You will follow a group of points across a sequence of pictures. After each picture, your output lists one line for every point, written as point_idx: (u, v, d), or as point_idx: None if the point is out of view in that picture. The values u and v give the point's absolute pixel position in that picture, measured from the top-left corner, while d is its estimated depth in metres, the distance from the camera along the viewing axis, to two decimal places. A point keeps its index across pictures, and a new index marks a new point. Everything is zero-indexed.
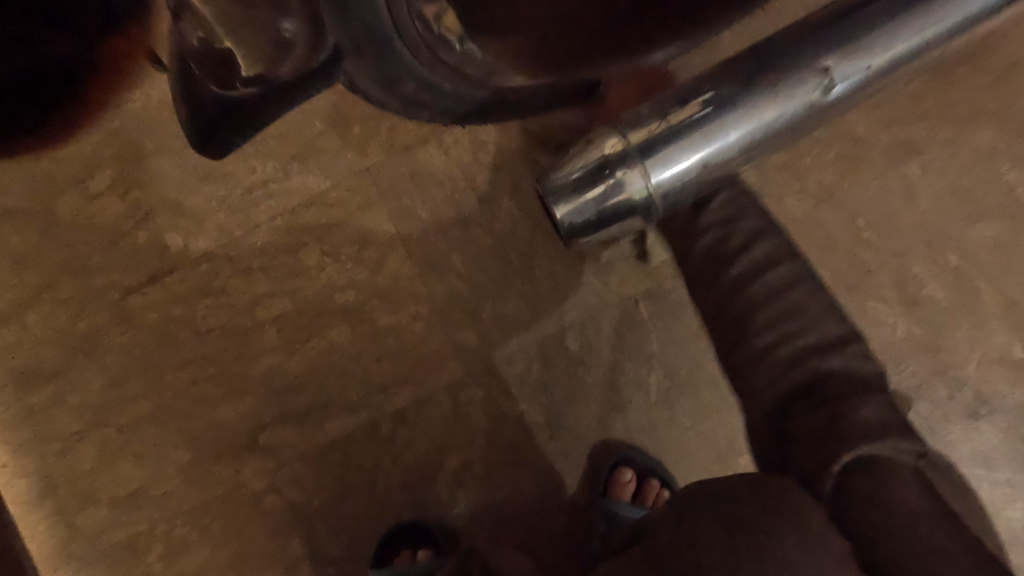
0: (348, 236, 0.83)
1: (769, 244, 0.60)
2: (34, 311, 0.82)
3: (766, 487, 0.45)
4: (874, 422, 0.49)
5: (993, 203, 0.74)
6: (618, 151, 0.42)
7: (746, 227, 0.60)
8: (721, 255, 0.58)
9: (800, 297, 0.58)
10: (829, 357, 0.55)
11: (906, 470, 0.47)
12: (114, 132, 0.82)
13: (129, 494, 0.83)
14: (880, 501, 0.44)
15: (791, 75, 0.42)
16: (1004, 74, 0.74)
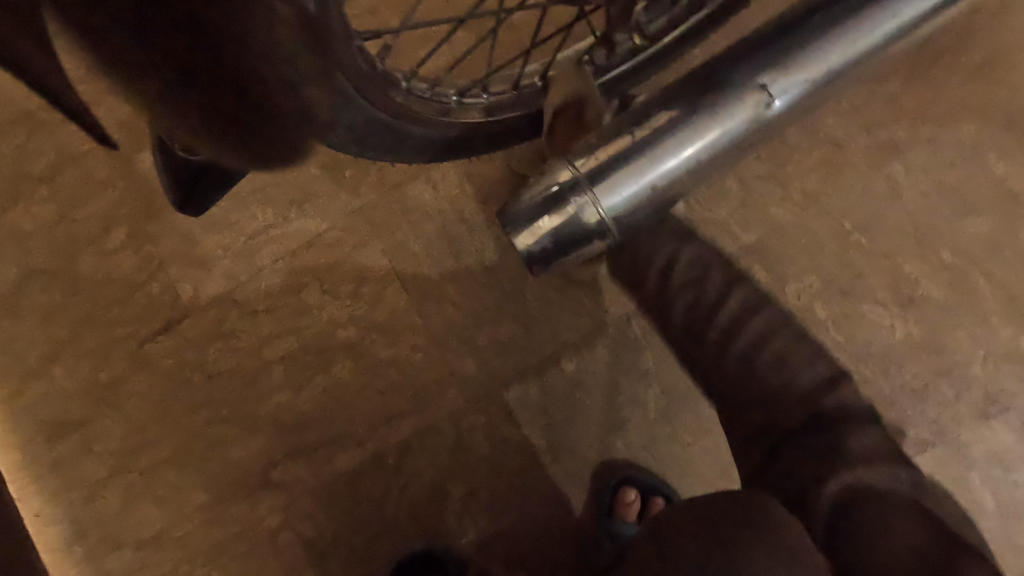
0: (346, 275, 0.86)
1: (744, 290, 0.65)
2: (59, 365, 0.87)
3: (748, 500, 0.50)
4: (867, 451, 0.53)
5: (983, 198, 0.73)
6: (570, 179, 0.44)
7: (726, 278, 0.66)
8: (702, 314, 0.64)
9: (769, 334, 0.63)
10: (825, 394, 0.58)
11: (907, 500, 0.49)
12: (128, 191, 0.88)
13: (153, 535, 0.86)
14: (870, 525, 0.47)
15: (732, 93, 0.43)
16: (982, 68, 0.74)
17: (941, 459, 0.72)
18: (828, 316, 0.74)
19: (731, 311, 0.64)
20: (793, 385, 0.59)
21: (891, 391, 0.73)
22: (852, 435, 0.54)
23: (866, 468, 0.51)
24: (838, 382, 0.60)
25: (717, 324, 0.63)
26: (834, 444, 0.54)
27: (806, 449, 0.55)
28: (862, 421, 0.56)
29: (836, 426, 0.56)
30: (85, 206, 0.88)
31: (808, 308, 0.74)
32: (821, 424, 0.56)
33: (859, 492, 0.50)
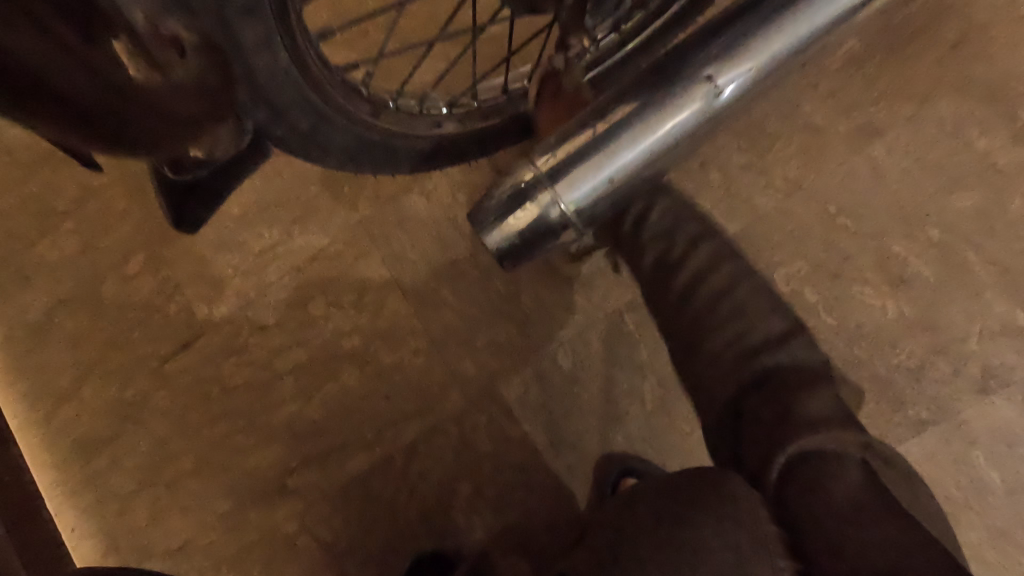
0: (348, 286, 0.90)
1: (726, 270, 0.70)
2: (89, 386, 0.92)
3: (705, 478, 0.52)
4: (817, 415, 0.56)
5: (964, 173, 0.76)
6: (532, 178, 0.46)
7: (690, 234, 0.71)
8: (673, 262, 0.69)
9: (727, 282, 0.68)
10: (779, 346, 0.64)
11: (853, 463, 0.52)
12: (142, 218, 0.93)
13: (180, 544, 0.90)
14: (813, 488, 0.51)
15: (680, 87, 0.45)
16: (956, 45, 0.76)
17: (943, 438, 0.74)
18: (818, 300, 0.76)
19: (698, 265, 0.69)
20: (759, 330, 0.65)
21: (887, 370, 0.75)
22: (804, 400, 0.57)
23: (815, 432, 0.54)
24: (795, 335, 0.66)
25: (679, 283, 0.68)
26: (785, 403, 0.58)
27: (764, 410, 0.58)
28: (811, 380, 0.60)
29: (788, 389, 0.59)
30: (105, 235, 0.93)
31: (798, 293, 0.77)
32: (769, 384, 0.60)
33: (808, 460, 0.53)
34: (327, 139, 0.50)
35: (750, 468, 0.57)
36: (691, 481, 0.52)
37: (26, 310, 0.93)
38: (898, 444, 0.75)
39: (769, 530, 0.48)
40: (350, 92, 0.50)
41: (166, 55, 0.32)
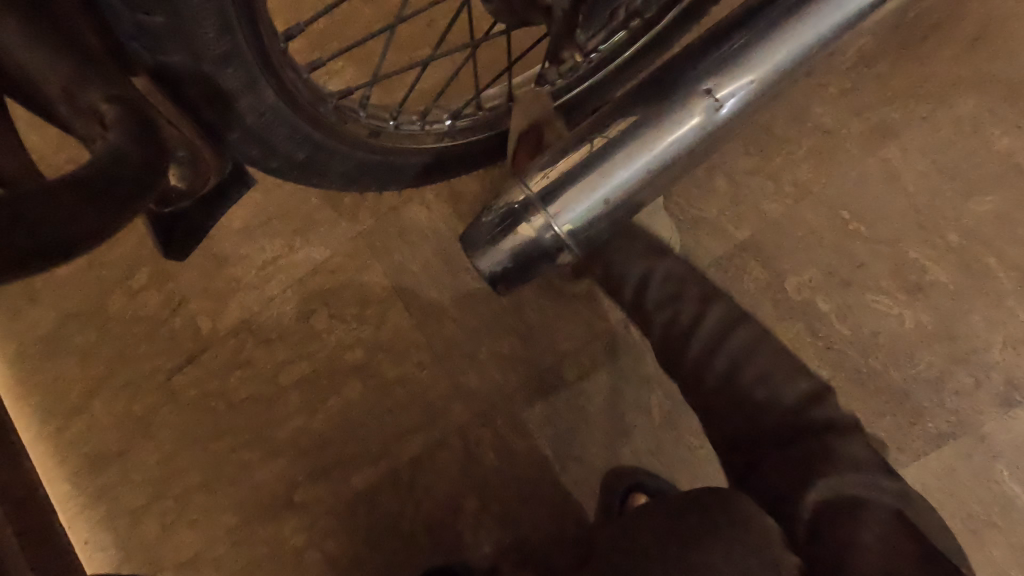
0: (351, 298, 0.89)
1: (723, 308, 0.58)
2: (100, 401, 0.90)
3: (718, 496, 0.52)
4: (851, 458, 0.53)
5: (977, 176, 0.77)
6: (523, 200, 0.45)
7: (700, 290, 0.59)
8: (681, 328, 0.57)
9: (748, 342, 0.57)
10: (813, 408, 0.55)
11: (888, 510, 0.51)
12: (133, 228, 0.89)
13: (190, 558, 0.88)
14: (840, 539, 0.49)
15: (677, 101, 0.43)
16: (971, 48, 0.78)
17: (963, 450, 0.76)
18: (831, 308, 0.78)
19: (711, 329, 0.57)
20: (778, 403, 0.55)
21: (905, 381, 0.77)
22: (845, 444, 0.54)
23: (849, 475, 0.52)
24: (822, 397, 0.56)
25: (694, 348, 0.57)
26: (818, 447, 0.53)
27: (788, 450, 0.54)
28: (846, 429, 0.55)
29: (823, 435, 0.54)
30: (107, 247, 0.90)
31: (809, 301, 0.79)
32: (811, 438, 0.54)
33: (841, 505, 0.50)
34: (309, 159, 0.48)
35: (766, 500, 0.55)
36: (705, 503, 0.53)
37: (35, 324, 0.90)
38: (917, 460, 0.77)
39: (783, 557, 0.47)
40: (342, 115, 0.49)
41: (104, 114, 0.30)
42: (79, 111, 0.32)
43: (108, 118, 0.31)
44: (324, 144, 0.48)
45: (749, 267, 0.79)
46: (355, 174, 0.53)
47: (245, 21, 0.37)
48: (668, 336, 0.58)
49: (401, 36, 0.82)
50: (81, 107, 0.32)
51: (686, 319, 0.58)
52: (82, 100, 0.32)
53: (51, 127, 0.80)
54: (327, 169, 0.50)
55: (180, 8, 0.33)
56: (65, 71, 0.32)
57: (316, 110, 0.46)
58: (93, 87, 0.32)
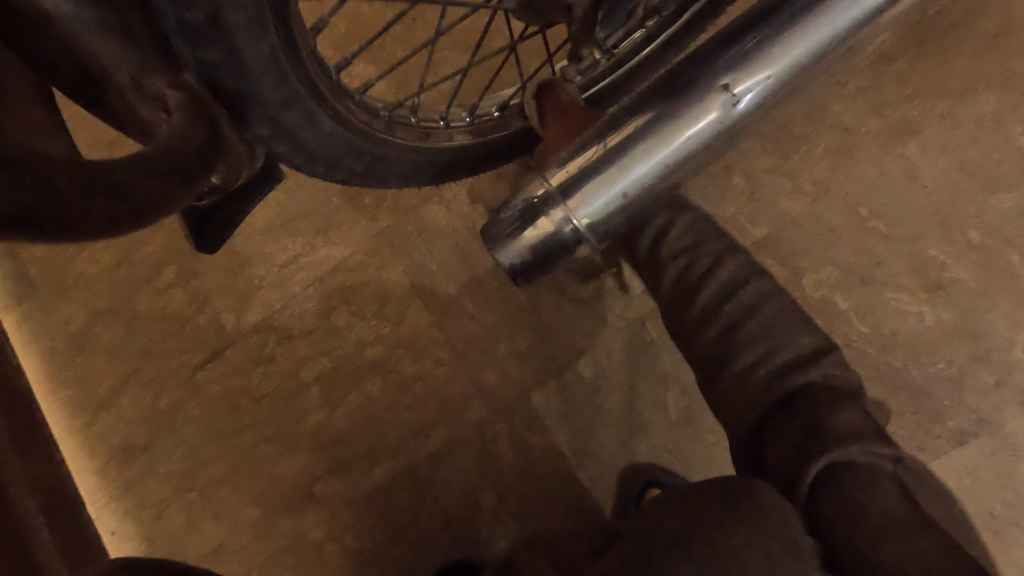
0: (371, 295, 0.90)
1: (736, 263, 0.69)
2: (126, 395, 0.92)
3: (744, 490, 0.51)
4: (849, 430, 0.56)
5: (997, 173, 0.77)
6: (543, 194, 0.46)
7: (713, 250, 0.69)
8: (689, 284, 0.67)
9: (745, 305, 0.66)
10: (797, 372, 0.62)
11: (886, 477, 0.53)
12: (160, 227, 0.91)
13: (212, 551, 0.89)
14: (847, 500, 0.51)
15: (695, 97, 0.44)
16: (990, 44, 0.79)
17: (985, 449, 0.76)
18: (849, 307, 0.78)
19: (720, 282, 0.67)
20: (777, 368, 0.63)
21: (925, 379, 0.77)
22: (834, 412, 0.57)
23: (847, 443, 0.54)
24: (826, 353, 0.64)
25: (698, 303, 0.67)
26: (812, 416, 0.57)
27: (791, 425, 0.58)
28: (844, 395, 0.59)
29: (814, 405, 0.58)
30: (134, 246, 0.92)
31: (828, 299, 0.79)
32: (796, 404, 0.60)
33: (838, 469, 0.53)
34: (343, 160, 0.50)
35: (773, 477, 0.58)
36: (727, 492, 0.52)
37: (66, 321, 0.92)
38: (938, 458, 0.76)
39: (802, 539, 0.50)
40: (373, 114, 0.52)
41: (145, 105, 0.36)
42: (143, 96, 0.36)
43: (170, 104, 0.36)
44: (365, 149, 0.51)
45: (767, 266, 0.79)
46: (392, 173, 0.56)
47: (276, 30, 0.38)
48: (680, 285, 0.68)
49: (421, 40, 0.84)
50: (147, 90, 0.36)
51: (699, 272, 0.68)
52: (146, 87, 0.36)
53: (84, 129, 0.83)
54: (365, 171, 0.53)
55: (233, 47, 0.37)
56: (134, 59, 0.36)
57: (358, 118, 0.50)
58: (157, 75, 0.36)
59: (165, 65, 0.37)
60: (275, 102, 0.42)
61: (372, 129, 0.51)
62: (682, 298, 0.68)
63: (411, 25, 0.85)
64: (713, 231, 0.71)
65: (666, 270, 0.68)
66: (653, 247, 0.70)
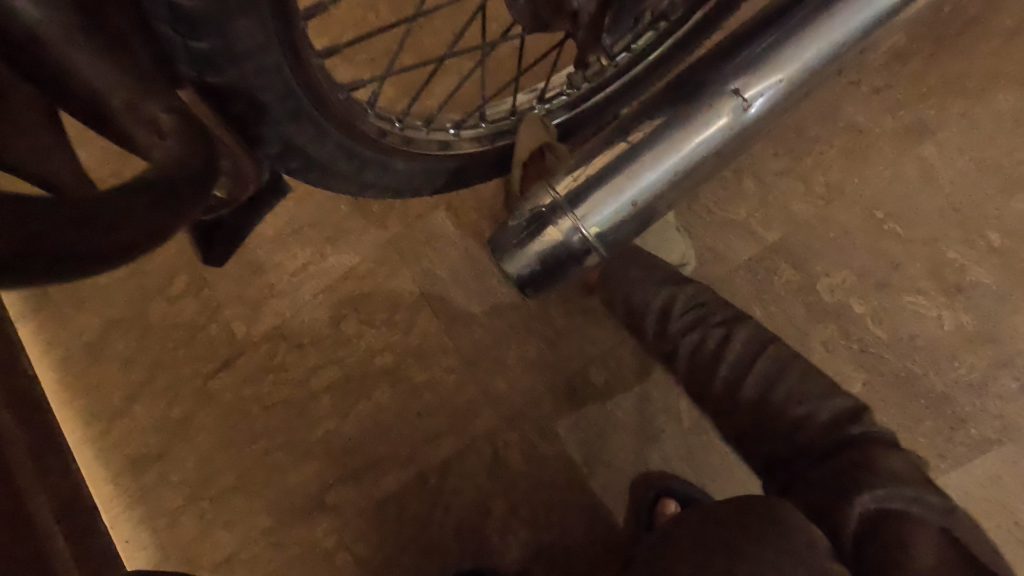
0: (380, 303, 0.90)
1: (749, 329, 0.70)
2: (139, 405, 0.92)
3: (756, 505, 0.52)
4: (904, 472, 0.57)
5: (1017, 173, 0.76)
6: (551, 203, 0.45)
7: (721, 318, 0.71)
8: (706, 355, 0.69)
9: (772, 369, 0.68)
10: (849, 427, 0.62)
11: (933, 528, 0.51)
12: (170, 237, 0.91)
13: (225, 559, 0.89)
14: (892, 542, 0.50)
15: (704, 102, 0.43)
16: (1006, 43, 0.77)
17: (1010, 457, 0.74)
18: (866, 311, 0.77)
19: (735, 354, 0.69)
20: (812, 420, 0.64)
21: (945, 385, 0.75)
22: (889, 460, 0.58)
23: (897, 486, 0.54)
24: (861, 416, 0.64)
25: (716, 382, 0.69)
26: (862, 462, 0.57)
27: (829, 477, 0.58)
28: (891, 445, 0.60)
29: (868, 446, 0.59)
30: (146, 256, 0.92)
31: (843, 304, 0.77)
32: (848, 453, 0.59)
33: (892, 515, 0.52)
34: (330, 161, 0.48)
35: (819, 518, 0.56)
36: (740, 509, 0.53)
37: (81, 331, 0.93)
38: (960, 466, 0.74)
39: (832, 565, 0.47)
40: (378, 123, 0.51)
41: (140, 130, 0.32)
42: (140, 125, 0.32)
43: (166, 128, 0.33)
44: (368, 155, 0.50)
45: (781, 270, 0.78)
46: (397, 183, 0.55)
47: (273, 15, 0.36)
48: (696, 363, 0.70)
49: (427, 46, 0.84)
50: (142, 118, 0.32)
51: (712, 346, 0.70)
52: (142, 113, 0.32)
53: (97, 142, 0.84)
54: (370, 179, 0.53)
55: (236, 49, 0.36)
56: (129, 82, 0.32)
57: (361, 125, 0.48)
58: (152, 99, 0.33)
59: (162, 86, 0.33)
60: (258, 87, 0.39)
61: (374, 137, 0.50)
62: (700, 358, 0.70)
63: (417, 33, 0.84)
64: (715, 297, 0.73)
65: (681, 347, 0.71)
66: (661, 330, 0.72)
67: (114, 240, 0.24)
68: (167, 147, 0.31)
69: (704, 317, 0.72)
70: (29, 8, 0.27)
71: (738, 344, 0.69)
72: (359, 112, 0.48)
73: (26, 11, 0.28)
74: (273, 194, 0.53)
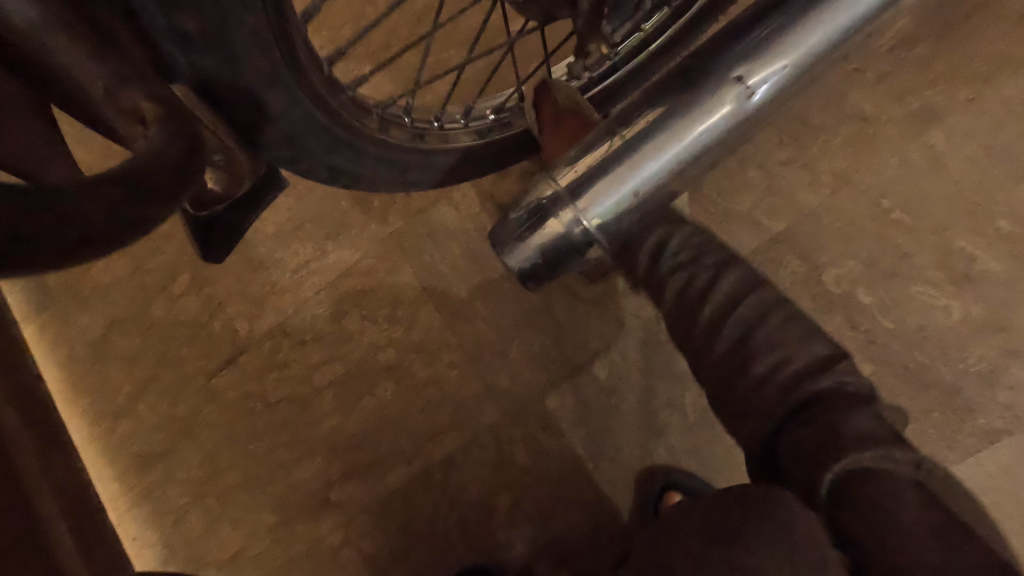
0: (382, 298, 0.90)
1: (737, 275, 0.65)
2: (143, 403, 0.92)
3: (759, 496, 0.51)
4: (866, 432, 0.53)
5: None
6: (552, 195, 0.45)
7: (715, 261, 0.66)
8: (692, 298, 0.63)
9: (759, 307, 0.63)
10: (818, 377, 0.59)
11: (906, 483, 0.50)
12: (171, 235, 0.91)
13: (231, 556, 0.89)
14: (872, 505, 0.48)
15: (708, 89, 0.42)
16: (1015, 26, 0.76)
17: (1020, 448, 0.73)
18: (872, 302, 0.76)
19: (721, 295, 0.63)
20: (786, 366, 0.59)
21: (953, 376, 0.74)
22: (849, 416, 0.55)
23: (861, 450, 0.52)
24: (836, 363, 0.60)
25: (702, 319, 0.62)
26: (829, 425, 0.54)
27: (806, 431, 0.55)
28: (861, 401, 0.57)
29: (827, 412, 0.55)
30: (147, 255, 0.92)
31: (850, 294, 0.76)
32: (816, 411, 0.56)
33: (864, 474, 0.51)
34: (331, 158, 0.48)
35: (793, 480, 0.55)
36: (742, 499, 0.52)
37: (84, 330, 0.93)
38: (969, 458, 0.74)
39: (829, 555, 0.47)
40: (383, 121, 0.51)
41: (125, 122, 0.30)
42: (120, 112, 0.30)
43: (147, 117, 0.29)
44: (374, 152, 0.51)
45: (786, 261, 0.77)
46: (406, 177, 0.56)
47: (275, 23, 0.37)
48: (684, 298, 0.63)
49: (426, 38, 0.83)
50: (124, 107, 0.30)
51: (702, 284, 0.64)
52: (118, 99, 0.30)
53: (95, 139, 0.83)
54: (379, 175, 0.53)
55: (229, 44, 0.36)
56: (107, 72, 0.30)
57: (363, 121, 0.49)
58: (132, 89, 0.30)
59: (150, 81, 0.31)
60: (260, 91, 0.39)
61: (382, 134, 0.51)
62: (687, 298, 0.63)
63: (416, 27, 0.84)
64: (704, 241, 0.68)
65: (667, 288, 0.64)
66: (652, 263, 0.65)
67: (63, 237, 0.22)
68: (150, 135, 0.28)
69: (695, 259, 0.66)
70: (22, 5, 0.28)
71: (727, 287, 0.64)
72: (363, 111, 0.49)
73: (16, 10, 0.28)
74: (271, 189, 0.53)
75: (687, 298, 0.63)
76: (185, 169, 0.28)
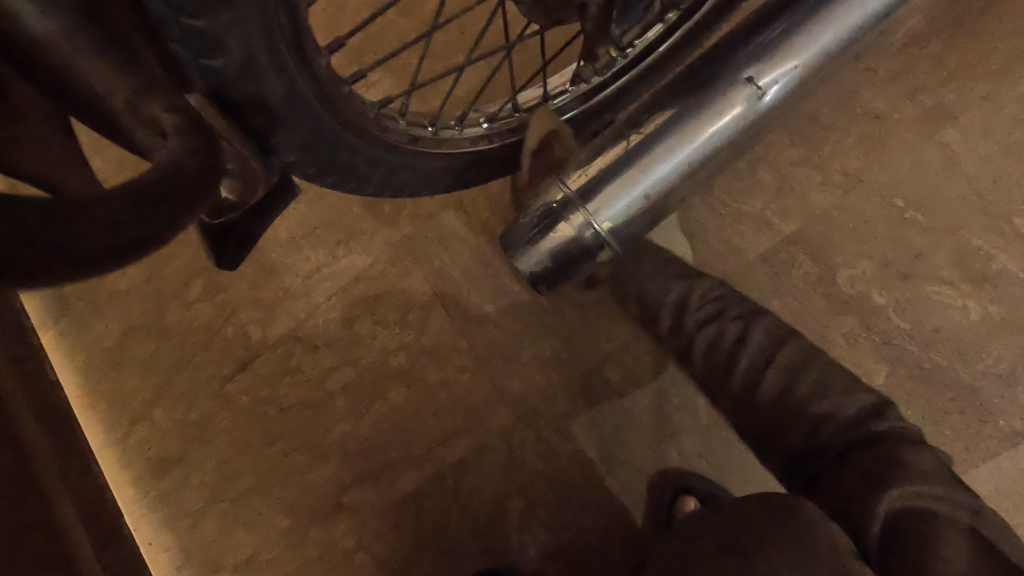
0: (393, 303, 0.90)
1: (765, 324, 0.72)
2: (159, 409, 0.93)
3: (774, 499, 0.52)
4: (918, 468, 0.57)
5: None
6: (562, 199, 0.45)
7: (740, 312, 0.73)
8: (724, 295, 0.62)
9: (788, 367, 0.69)
10: (874, 422, 0.64)
11: (962, 527, 0.53)
12: (186, 242, 0.92)
13: (247, 559, 0.90)
14: (924, 538, 0.51)
15: (716, 91, 0.42)
16: None
17: None
18: (887, 303, 0.75)
19: None
20: (836, 416, 0.65)
21: (972, 377, 0.73)
22: (913, 461, 0.58)
23: (914, 488, 0.55)
24: (883, 412, 0.65)
25: None
26: (886, 455, 0.59)
27: (869, 466, 0.59)
28: (916, 443, 0.60)
29: (889, 445, 0.60)
30: (162, 262, 0.93)
31: (865, 295, 0.75)
32: (874, 445, 0.61)
33: (916, 511, 0.53)
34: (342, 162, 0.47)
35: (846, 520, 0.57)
36: (761, 506, 0.52)
37: (102, 337, 0.94)
38: (988, 460, 0.72)
39: (851, 564, 0.46)
40: (390, 126, 0.52)
41: (144, 135, 0.31)
42: (141, 122, 0.31)
43: (168, 128, 0.30)
44: (384, 158, 0.51)
45: (799, 262, 0.77)
46: (412, 183, 0.56)
47: (286, 26, 0.37)
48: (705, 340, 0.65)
49: (436, 44, 0.84)
50: (145, 119, 0.31)
51: (730, 340, 0.72)
52: (142, 112, 0.31)
53: (111, 149, 0.85)
54: (390, 179, 0.53)
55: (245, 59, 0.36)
56: (130, 80, 0.31)
57: (376, 131, 0.49)
58: (154, 99, 0.31)
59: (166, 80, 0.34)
60: (272, 99, 0.40)
61: (388, 140, 0.51)
62: (715, 359, 0.72)
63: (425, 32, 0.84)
64: (732, 296, 0.74)
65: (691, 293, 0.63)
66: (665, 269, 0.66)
67: (113, 240, 0.23)
68: (163, 143, 0.30)
69: (723, 312, 0.73)
70: (43, 24, 0.29)
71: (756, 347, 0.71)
72: (376, 119, 0.50)
73: (40, 28, 0.29)
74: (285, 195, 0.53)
75: (714, 359, 0.72)
76: (201, 171, 0.29)
